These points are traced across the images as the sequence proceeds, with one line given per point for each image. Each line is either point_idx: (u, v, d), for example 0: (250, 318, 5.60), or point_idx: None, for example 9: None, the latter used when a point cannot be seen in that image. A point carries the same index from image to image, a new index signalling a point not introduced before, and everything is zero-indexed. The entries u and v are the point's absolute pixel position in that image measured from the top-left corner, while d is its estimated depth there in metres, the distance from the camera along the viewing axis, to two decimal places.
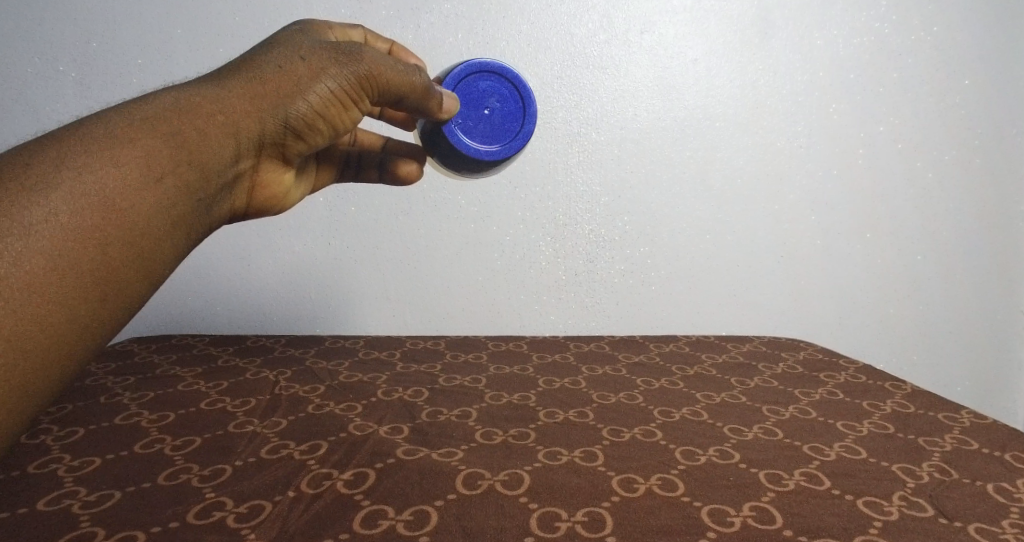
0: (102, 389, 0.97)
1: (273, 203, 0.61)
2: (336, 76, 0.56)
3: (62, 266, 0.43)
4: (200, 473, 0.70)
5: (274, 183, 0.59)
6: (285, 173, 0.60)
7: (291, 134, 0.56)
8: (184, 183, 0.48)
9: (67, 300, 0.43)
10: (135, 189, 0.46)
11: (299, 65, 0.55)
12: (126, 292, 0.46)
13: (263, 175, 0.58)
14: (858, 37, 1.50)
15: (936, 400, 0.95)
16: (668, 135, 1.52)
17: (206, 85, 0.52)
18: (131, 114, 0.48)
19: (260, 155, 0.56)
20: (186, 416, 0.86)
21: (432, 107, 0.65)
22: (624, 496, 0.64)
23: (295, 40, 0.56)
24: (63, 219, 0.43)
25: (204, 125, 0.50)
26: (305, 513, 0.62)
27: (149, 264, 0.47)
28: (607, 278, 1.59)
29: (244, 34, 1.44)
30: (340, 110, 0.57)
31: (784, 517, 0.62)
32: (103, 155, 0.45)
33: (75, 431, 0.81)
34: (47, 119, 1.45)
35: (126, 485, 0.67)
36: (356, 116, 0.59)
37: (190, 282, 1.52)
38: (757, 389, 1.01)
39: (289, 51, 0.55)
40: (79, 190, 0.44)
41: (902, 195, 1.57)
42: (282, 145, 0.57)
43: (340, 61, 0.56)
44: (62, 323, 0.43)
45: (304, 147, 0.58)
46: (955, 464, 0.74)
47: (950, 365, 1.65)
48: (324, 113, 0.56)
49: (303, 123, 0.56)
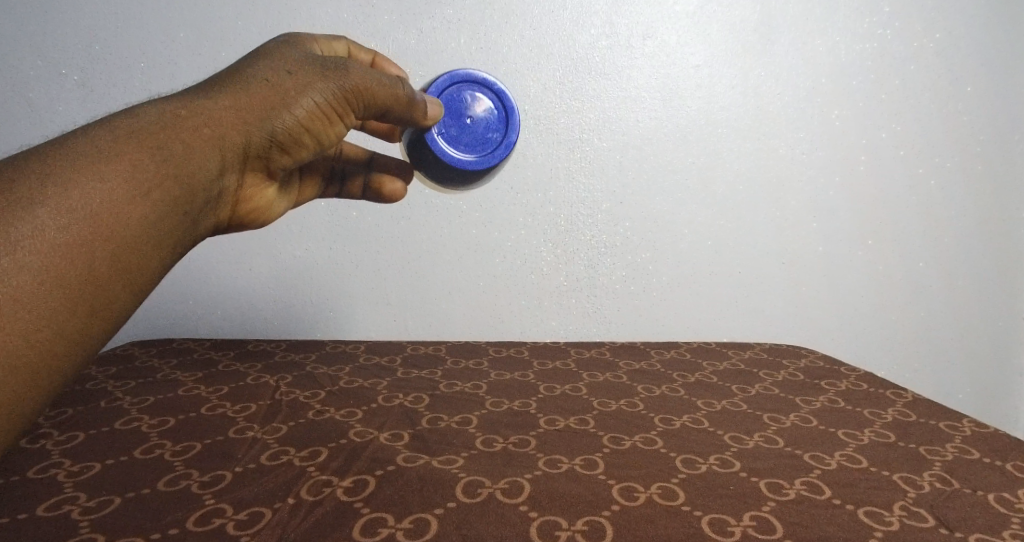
0: (118, 411, 0.90)
1: (256, 215, 0.64)
2: (322, 90, 0.60)
3: (45, 281, 0.46)
4: (234, 517, 0.64)
5: (258, 196, 0.63)
6: (270, 187, 0.64)
7: (277, 148, 0.61)
8: (171, 197, 0.52)
9: (60, 312, 0.47)
10: (122, 204, 0.50)
11: (285, 79, 0.59)
12: (114, 306, 0.50)
13: (248, 189, 0.62)
14: (863, 44, 1.55)
15: (937, 408, 1.00)
16: (669, 140, 1.55)
17: (194, 99, 0.56)
18: (116, 130, 0.52)
19: (245, 169, 0.60)
20: (214, 447, 0.79)
21: (417, 116, 0.69)
22: (624, 505, 0.67)
23: (281, 52, 0.60)
24: (50, 235, 0.47)
25: (190, 138, 0.54)
26: (362, 539, 0.61)
27: (136, 282, 0.51)
28: (607, 283, 1.60)
29: (247, 29, 1.39)
30: (326, 124, 0.62)
31: (785, 528, 0.64)
32: (85, 171, 0.49)
33: (90, 467, 0.74)
34: (43, 122, 1.39)
35: (153, 531, 0.62)
36: (341, 128, 0.64)
37: (176, 291, 1.46)
38: (758, 396, 1.04)
39: (273, 64, 0.59)
40: (64, 206, 0.48)
41: (904, 203, 1.62)
42: (266, 159, 0.61)
43: (326, 77, 0.61)
44: (52, 338, 0.46)
45: (286, 160, 0.63)
46: (955, 473, 0.78)
47: (950, 369, 1.72)
48: (309, 126, 0.61)
49: (287, 135, 0.60)
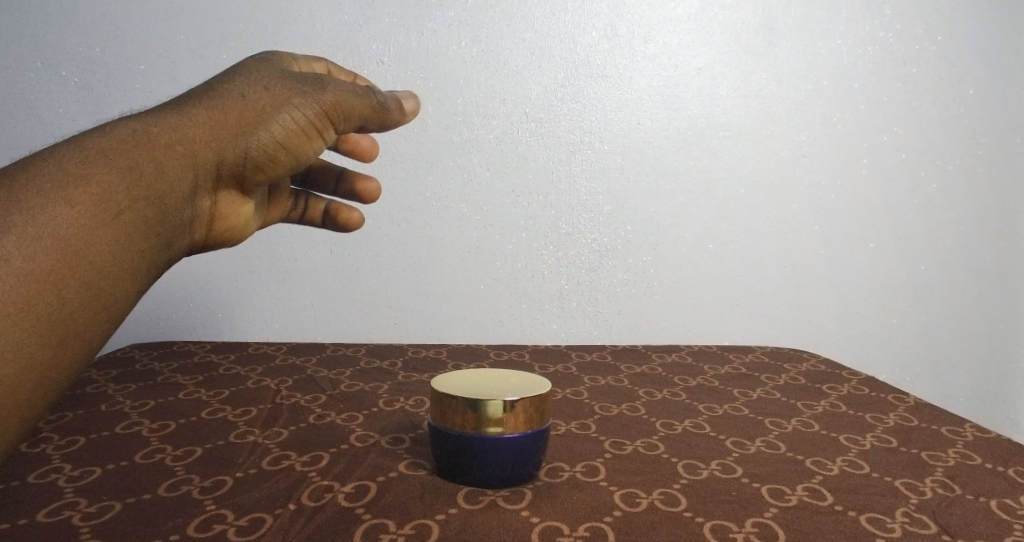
0: (103, 397, 0.97)
1: (232, 233, 0.60)
2: (299, 106, 0.57)
3: (11, 314, 0.41)
4: (200, 484, 0.69)
5: (234, 214, 0.59)
6: (242, 203, 0.60)
7: (252, 165, 0.56)
8: (140, 220, 0.47)
9: (18, 349, 0.41)
10: (87, 231, 0.44)
11: (263, 95, 0.56)
12: (82, 336, 0.44)
13: (222, 206, 0.58)
14: (862, 46, 1.52)
15: (939, 414, 0.95)
16: (670, 144, 1.52)
17: (165, 113, 0.51)
18: (85, 148, 0.47)
19: (217, 185, 0.55)
20: (187, 425, 0.86)
21: (390, 121, 0.67)
22: (626, 512, 0.64)
23: (261, 68, 0.58)
24: (15, 265, 0.41)
25: (164, 157, 0.49)
26: (329, 523, 0.61)
27: (107, 310, 0.45)
28: (608, 287, 1.55)
29: (250, 37, 1.46)
30: (305, 140, 0.59)
31: (786, 533, 0.61)
32: (54, 196, 0.44)
33: (76, 441, 0.80)
34: (47, 121, 1.48)
35: (128, 496, 0.66)
36: (318, 145, 0.61)
37: (191, 289, 1.53)
38: (757, 400, 1.01)
39: (253, 79, 0.56)
40: (30, 234, 0.42)
41: (905, 205, 1.57)
42: (241, 175, 0.56)
43: (303, 92, 0.58)
44: (16, 377, 0.41)
45: (262, 177, 0.58)
46: (958, 480, 0.73)
47: (955, 374, 1.64)
48: (287, 143, 0.57)
49: (264, 154, 0.56)
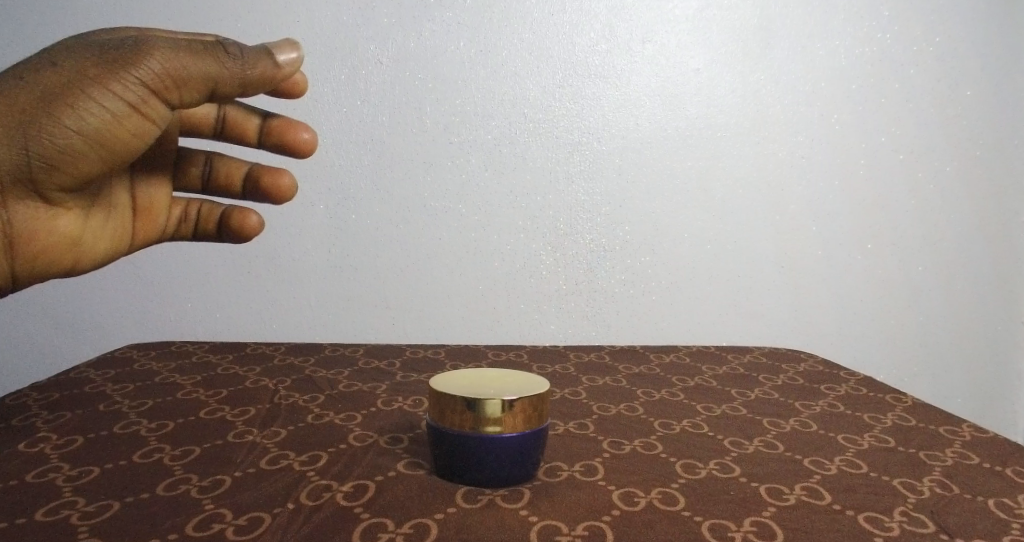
0: (102, 397, 0.97)
1: (54, 227, 0.64)
2: (98, 91, 0.57)
3: None
4: (198, 484, 0.69)
5: (44, 215, 0.63)
6: (59, 202, 0.63)
7: (50, 163, 0.58)
8: None
9: None
10: None
11: (54, 82, 0.56)
12: None
13: (29, 208, 0.61)
14: (860, 48, 1.52)
15: (937, 413, 0.96)
16: (669, 144, 1.53)
17: None
18: None
19: (10, 187, 0.58)
20: (186, 425, 0.86)
21: (249, 85, 0.63)
22: (624, 510, 0.64)
23: (64, 48, 0.57)
24: None
25: None
26: (327, 522, 0.61)
27: None
28: (607, 288, 1.55)
29: (246, 38, 1.47)
30: (112, 125, 0.59)
31: (784, 532, 0.61)
32: None
33: (75, 440, 0.80)
34: None
35: (126, 495, 0.66)
36: (134, 125, 0.61)
37: (189, 289, 1.52)
38: (755, 400, 1.01)
39: (47, 63, 0.56)
40: None
41: (902, 205, 1.57)
42: (39, 176, 0.59)
43: (104, 72, 0.57)
44: None
45: (67, 175, 0.60)
46: (956, 479, 0.73)
47: (952, 374, 1.64)
48: (87, 131, 0.58)
49: (60, 147, 0.58)
